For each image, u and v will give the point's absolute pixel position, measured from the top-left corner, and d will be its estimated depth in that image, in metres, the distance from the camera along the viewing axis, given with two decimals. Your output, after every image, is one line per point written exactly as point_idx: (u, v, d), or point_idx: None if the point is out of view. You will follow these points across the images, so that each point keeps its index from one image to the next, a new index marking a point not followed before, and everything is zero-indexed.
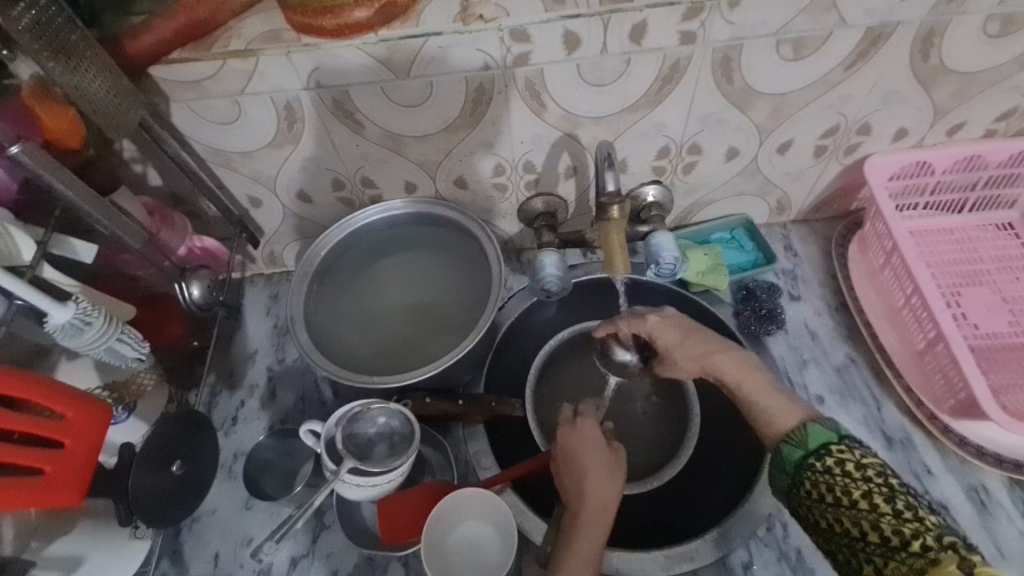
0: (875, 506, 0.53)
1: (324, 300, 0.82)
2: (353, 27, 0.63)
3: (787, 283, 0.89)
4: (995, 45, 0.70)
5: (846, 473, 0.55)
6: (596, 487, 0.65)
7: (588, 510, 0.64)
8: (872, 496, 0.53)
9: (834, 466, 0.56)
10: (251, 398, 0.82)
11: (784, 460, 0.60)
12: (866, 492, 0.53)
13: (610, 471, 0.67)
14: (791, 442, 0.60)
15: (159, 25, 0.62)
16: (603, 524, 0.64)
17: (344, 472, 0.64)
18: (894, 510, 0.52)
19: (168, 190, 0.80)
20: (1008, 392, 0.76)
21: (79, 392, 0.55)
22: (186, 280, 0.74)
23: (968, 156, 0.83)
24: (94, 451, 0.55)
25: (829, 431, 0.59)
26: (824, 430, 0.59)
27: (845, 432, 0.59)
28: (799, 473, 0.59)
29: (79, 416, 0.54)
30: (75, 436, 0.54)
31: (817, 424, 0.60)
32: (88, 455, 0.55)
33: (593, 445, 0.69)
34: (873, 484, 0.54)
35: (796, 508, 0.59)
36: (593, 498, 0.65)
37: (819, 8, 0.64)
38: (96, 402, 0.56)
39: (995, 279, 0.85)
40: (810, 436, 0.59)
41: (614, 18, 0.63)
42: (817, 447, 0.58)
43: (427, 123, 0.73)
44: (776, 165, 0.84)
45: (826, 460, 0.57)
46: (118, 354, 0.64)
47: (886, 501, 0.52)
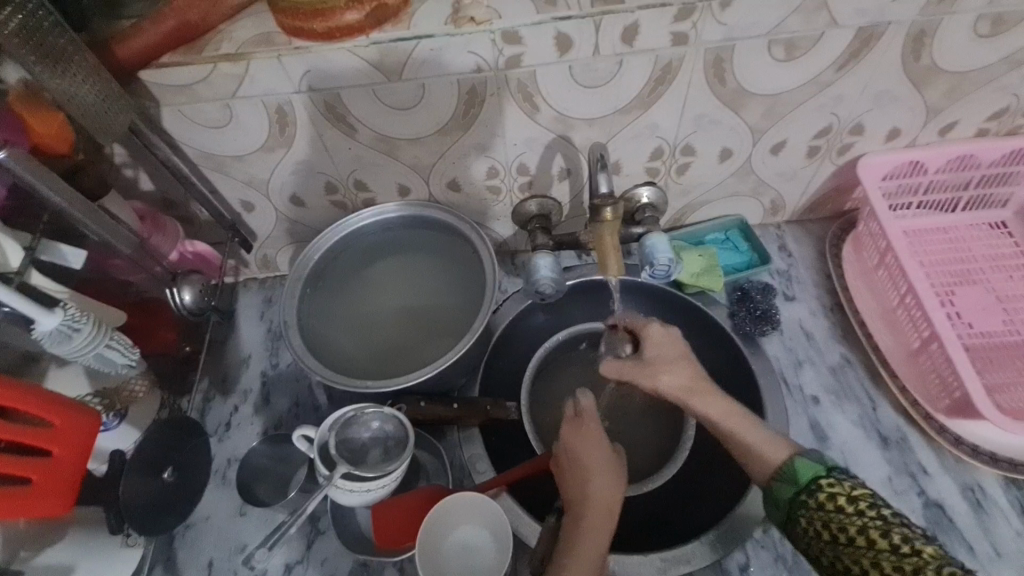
0: (871, 541, 0.52)
1: (318, 304, 0.82)
2: (344, 30, 0.63)
3: (782, 283, 0.89)
4: (985, 44, 0.70)
5: (839, 508, 0.55)
6: (601, 491, 0.66)
7: (594, 512, 0.64)
8: (868, 532, 0.53)
9: (827, 502, 0.56)
10: (245, 404, 0.82)
11: (777, 498, 0.60)
12: (862, 527, 0.53)
13: (614, 471, 0.68)
14: (781, 480, 0.60)
15: (149, 28, 0.62)
16: (609, 524, 0.64)
17: (337, 477, 0.64)
18: (891, 544, 0.51)
19: (160, 195, 0.80)
20: (1002, 391, 0.76)
21: (67, 400, 0.55)
22: (177, 285, 0.74)
23: (961, 155, 0.83)
24: (82, 460, 0.55)
25: (814, 464, 0.59)
26: (811, 464, 0.60)
27: (832, 464, 0.59)
28: (794, 511, 0.59)
29: (68, 425, 0.54)
30: (64, 445, 0.53)
31: (805, 458, 0.61)
32: (76, 463, 0.54)
33: (598, 447, 0.70)
34: (867, 518, 0.53)
35: (796, 547, 0.58)
36: (597, 500, 0.65)
37: (810, 9, 0.64)
38: (85, 412, 0.55)
39: (988, 277, 0.85)
40: (799, 471, 0.60)
41: (606, 20, 0.63)
42: (808, 482, 0.58)
43: (420, 126, 0.73)
44: (770, 165, 0.84)
45: (817, 495, 0.57)
46: (109, 360, 0.63)
47: (882, 536, 0.52)
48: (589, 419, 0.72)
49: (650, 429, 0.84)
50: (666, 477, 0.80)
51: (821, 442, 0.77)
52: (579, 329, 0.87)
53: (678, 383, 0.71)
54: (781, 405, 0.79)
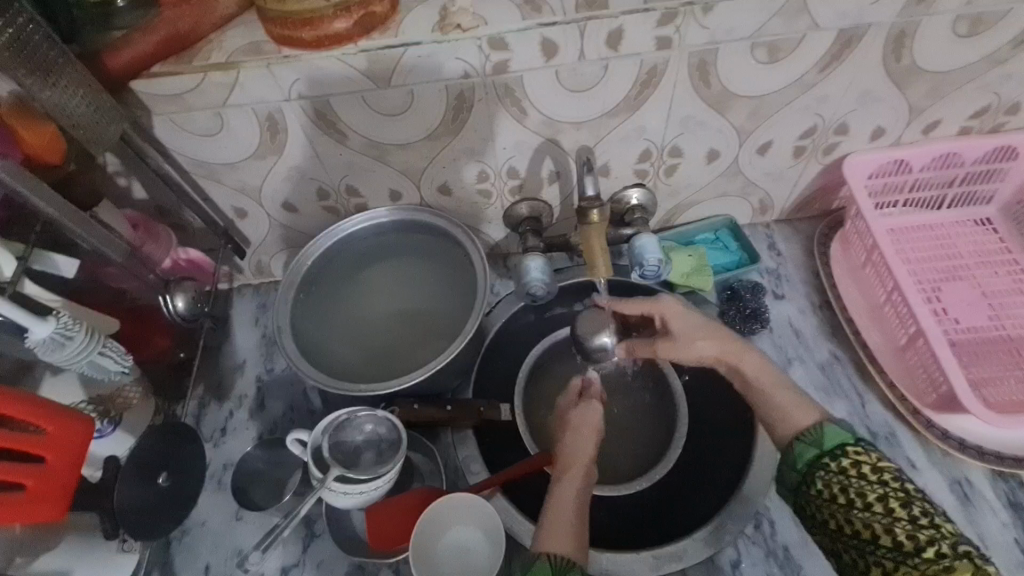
0: (890, 510, 0.56)
1: (311, 309, 0.82)
2: (333, 38, 0.64)
3: (771, 282, 0.90)
4: (964, 45, 0.71)
5: (862, 476, 0.58)
6: (568, 446, 0.73)
7: (563, 463, 0.71)
8: (887, 501, 0.56)
9: (849, 468, 0.59)
10: (240, 409, 0.82)
11: (796, 458, 0.63)
12: (882, 495, 0.56)
13: (592, 433, 0.74)
14: (806, 441, 0.63)
15: (140, 40, 0.64)
16: (580, 474, 0.69)
17: (330, 480, 0.64)
18: (910, 515, 0.55)
19: (153, 204, 0.80)
20: (988, 385, 0.77)
21: (61, 407, 0.56)
22: (170, 292, 0.76)
23: (945, 153, 0.85)
24: (76, 467, 0.55)
25: (844, 432, 0.62)
26: (840, 431, 0.62)
27: (858, 435, 0.62)
28: (811, 472, 0.61)
29: (62, 431, 0.55)
30: (57, 450, 0.54)
31: (832, 424, 0.63)
32: (70, 471, 0.55)
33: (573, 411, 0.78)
34: (890, 488, 0.57)
35: (803, 504, 0.61)
36: (572, 462, 0.71)
37: (791, 12, 0.66)
38: (76, 415, 0.56)
39: (973, 273, 0.86)
40: (826, 437, 0.62)
41: (591, 25, 0.64)
42: (832, 448, 0.61)
43: (410, 131, 0.74)
44: (757, 165, 0.85)
45: (841, 461, 0.60)
46: (102, 367, 0.65)
47: (902, 506, 0.55)
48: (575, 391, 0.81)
49: (642, 428, 0.85)
50: (659, 475, 0.80)
51: None
52: (551, 339, 0.87)
53: (713, 348, 0.74)
54: None
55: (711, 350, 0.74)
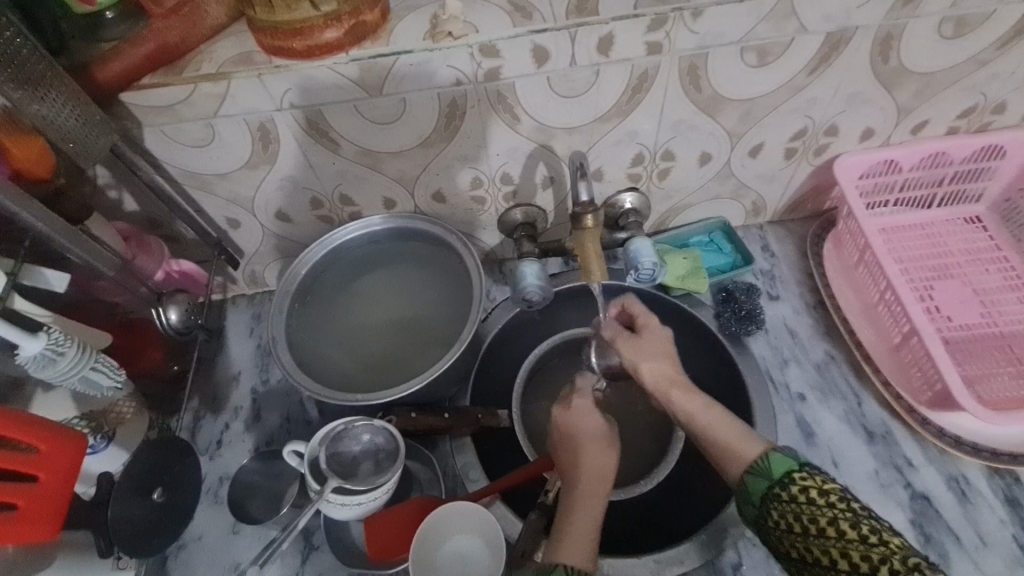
0: (842, 532, 0.52)
1: (307, 319, 0.82)
2: (324, 47, 0.64)
3: (766, 283, 0.91)
4: (950, 46, 0.72)
5: (810, 501, 0.55)
6: (592, 462, 0.68)
7: (585, 478, 0.67)
8: (838, 523, 0.53)
9: (799, 495, 0.56)
10: (236, 421, 0.81)
11: (750, 492, 0.59)
12: (833, 519, 0.53)
13: (610, 446, 0.70)
14: (755, 473, 0.59)
15: (130, 51, 0.63)
16: (601, 492, 0.66)
17: (329, 491, 0.63)
18: (860, 535, 0.51)
19: (145, 215, 0.80)
20: (983, 382, 0.78)
21: (52, 425, 0.55)
22: (163, 304, 0.74)
23: (935, 153, 0.85)
24: (69, 484, 0.54)
25: (789, 458, 0.58)
26: (786, 457, 0.58)
27: (805, 459, 0.58)
28: (766, 504, 0.58)
29: (54, 450, 0.54)
30: (50, 468, 0.53)
31: (778, 451, 0.60)
32: (62, 490, 0.54)
33: (591, 420, 0.72)
34: (838, 510, 0.53)
35: (766, 538, 0.58)
36: (590, 470, 0.68)
37: (778, 16, 0.66)
38: (71, 436, 0.55)
39: (965, 271, 0.87)
40: (773, 465, 0.58)
41: (581, 31, 0.64)
42: (781, 476, 0.58)
43: (403, 138, 0.73)
44: (748, 167, 0.86)
45: (790, 488, 0.56)
46: (93, 384, 0.64)
47: (852, 528, 0.52)
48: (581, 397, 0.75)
49: (638, 432, 0.85)
50: (658, 479, 0.81)
51: (809, 439, 0.78)
52: (553, 341, 0.88)
53: (659, 375, 0.71)
54: (768, 404, 0.80)
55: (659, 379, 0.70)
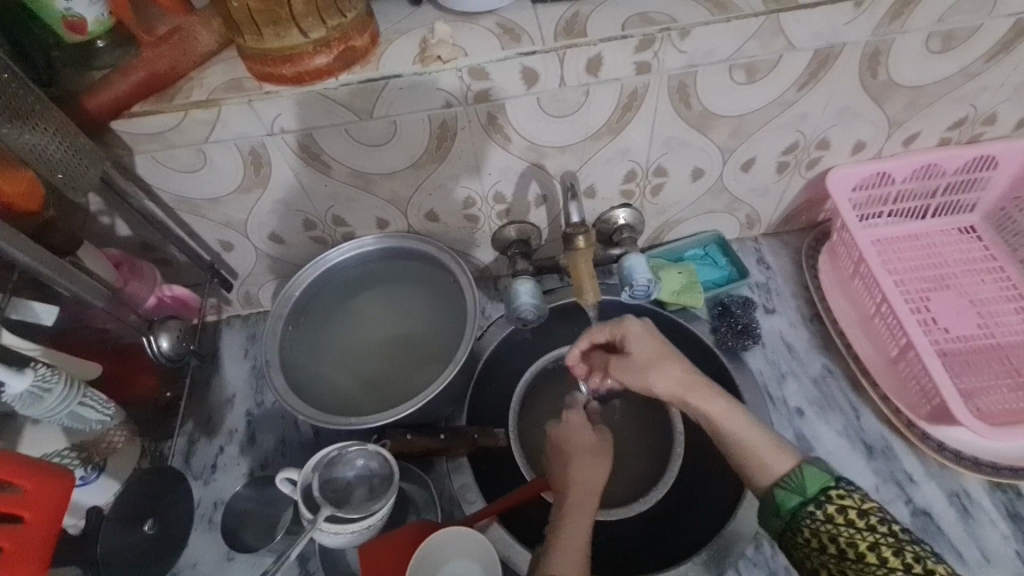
0: (882, 558, 0.54)
1: (301, 340, 0.82)
2: (314, 73, 0.64)
3: (762, 296, 0.90)
4: (938, 60, 0.72)
5: (849, 523, 0.56)
6: (580, 471, 0.69)
7: (573, 487, 0.68)
8: (879, 549, 0.55)
9: (836, 515, 0.57)
10: (230, 444, 0.81)
11: (780, 506, 0.60)
12: (873, 544, 0.55)
13: (597, 455, 0.71)
14: (788, 488, 0.60)
15: (120, 80, 0.63)
16: (588, 500, 0.67)
17: (321, 520, 0.63)
18: (903, 562, 0.54)
19: (138, 240, 0.80)
20: (981, 395, 0.78)
21: (42, 464, 0.55)
22: (154, 332, 0.75)
23: (926, 164, 0.85)
24: (55, 521, 0.54)
25: (824, 474, 0.60)
26: (820, 473, 0.60)
27: (838, 474, 0.60)
28: (796, 521, 0.59)
29: (40, 488, 0.54)
30: (35, 509, 0.53)
31: (811, 464, 0.61)
32: (49, 527, 0.54)
33: (581, 431, 0.74)
34: (879, 534, 0.55)
35: (791, 551, 0.60)
36: (579, 481, 0.68)
37: (766, 34, 0.66)
38: (58, 471, 0.56)
39: (961, 282, 0.87)
40: (808, 482, 0.59)
41: (570, 53, 0.65)
42: (816, 493, 0.59)
43: (394, 160, 0.73)
44: (741, 181, 0.86)
45: (827, 508, 0.58)
46: (83, 417, 0.65)
47: (895, 555, 0.54)
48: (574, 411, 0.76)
49: (635, 450, 0.85)
50: (653, 500, 0.80)
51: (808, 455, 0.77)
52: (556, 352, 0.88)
53: (670, 383, 0.67)
54: (766, 420, 0.79)
55: (671, 384, 0.68)
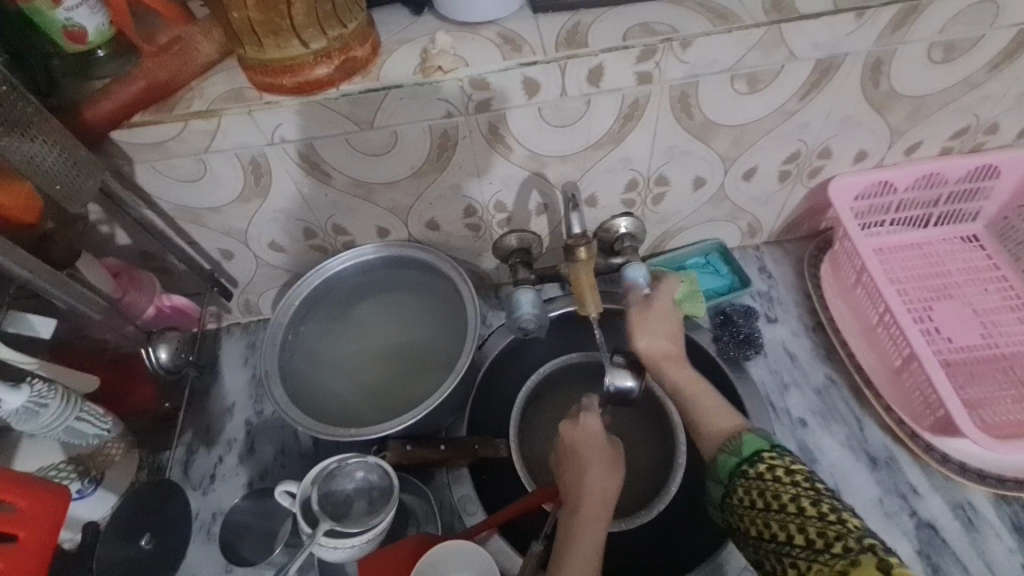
0: (800, 509, 0.53)
1: (301, 350, 0.82)
2: (315, 84, 0.64)
3: (764, 305, 0.90)
4: (940, 70, 0.72)
5: (775, 478, 0.57)
6: (596, 484, 0.69)
7: (589, 499, 0.67)
8: (798, 500, 0.54)
9: (764, 472, 0.58)
10: (229, 454, 0.80)
11: (721, 469, 0.62)
12: (793, 495, 0.54)
13: (611, 467, 0.71)
14: (726, 451, 0.63)
15: (120, 90, 0.63)
16: (603, 514, 0.67)
17: (320, 535, 0.62)
18: (819, 512, 0.52)
19: (137, 249, 0.79)
20: (986, 406, 0.77)
21: (33, 481, 0.54)
22: (152, 344, 0.75)
23: (928, 173, 0.85)
24: (51, 541, 0.54)
25: (761, 440, 0.61)
26: (757, 439, 0.62)
27: (778, 442, 0.61)
28: (733, 482, 0.60)
29: (35, 506, 0.53)
30: (30, 527, 0.53)
31: (752, 433, 0.63)
32: (44, 546, 0.53)
33: (597, 440, 0.73)
34: (800, 488, 0.55)
35: (730, 516, 0.59)
36: (593, 493, 0.68)
37: (768, 45, 0.66)
38: (52, 488, 0.55)
39: (964, 291, 0.87)
40: (743, 445, 0.62)
41: (571, 63, 0.64)
42: (750, 455, 0.60)
43: (394, 169, 0.73)
44: (743, 191, 0.85)
45: (758, 466, 0.59)
46: (79, 432, 0.65)
47: (811, 504, 0.53)
48: (590, 416, 0.75)
49: (637, 460, 0.84)
50: (654, 514, 0.79)
51: (811, 466, 0.76)
52: (557, 362, 0.88)
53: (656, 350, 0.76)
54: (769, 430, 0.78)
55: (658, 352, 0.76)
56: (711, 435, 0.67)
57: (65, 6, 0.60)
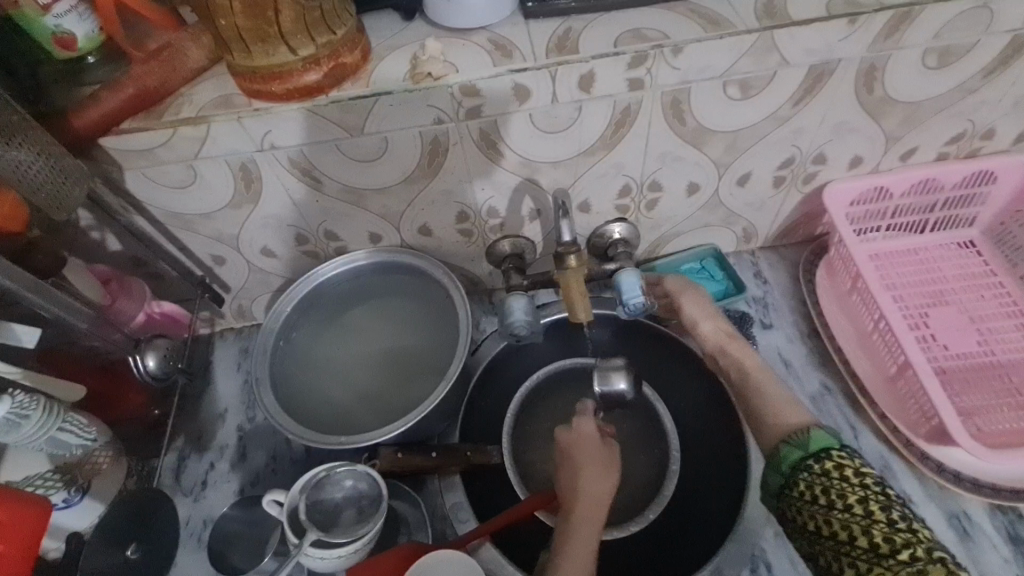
0: (870, 512, 0.53)
1: (292, 356, 0.81)
2: (304, 90, 0.63)
3: (758, 311, 0.89)
4: (934, 76, 0.72)
5: (843, 478, 0.55)
6: (592, 485, 0.69)
7: (586, 500, 0.68)
8: (868, 503, 0.53)
9: (833, 470, 0.56)
10: (221, 460, 0.80)
11: (782, 461, 0.60)
12: (862, 498, 0.53)
13: (605, 469, 0.71)
14: (792, 443, 0.60)
15: (108, 97, 0.63)
16: (598, 515, 0.67)
17: (307, 544, 0.62)
18: (888, 518, 0.52)
19: (128, 255, 0.79)
20: (981, 414, 0.76)
21: (15, 496, 0.55)
22: (141, 351, 0.74)
23: (924, 179, 0.85)
24: (28, 553, 0.53)
25: (831, 437, 0.59)
26: (826, 436, 0.59)
27: (846, 442, 0.59)
28: (794, 475, 0.58)
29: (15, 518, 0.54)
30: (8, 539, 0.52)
31: (821, 430, 0.60)
32: (20, 558, 0.53)
33: (590, 443, 0.74)
34: (871, 491, 0.54)
35: (784, 508, 0.58)
36: (589, 494, 0.68)
37: (760, 51, 0.66)
38: (32, 502, 0.55)
39: (960, 297, 0.86)
40: (811, 440, 0.59)
41: (562, 70, 0.64)
42: (817, 451, 0.58)
43: (386, 176, 0.73)
44: (737, 196, 0.85)
45: (825, 463, 0.57)
46: (63, 443, 0.66)
47: (882, 510, 0.53)
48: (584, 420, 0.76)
49: (631, 465, 0.84)
50: (646, 521, 0.79)
51: None
52: (555, 366, 0.88)
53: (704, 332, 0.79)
54: None
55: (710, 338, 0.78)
56: (773, 425, 0.64)
57: (53, 13, 0.60)
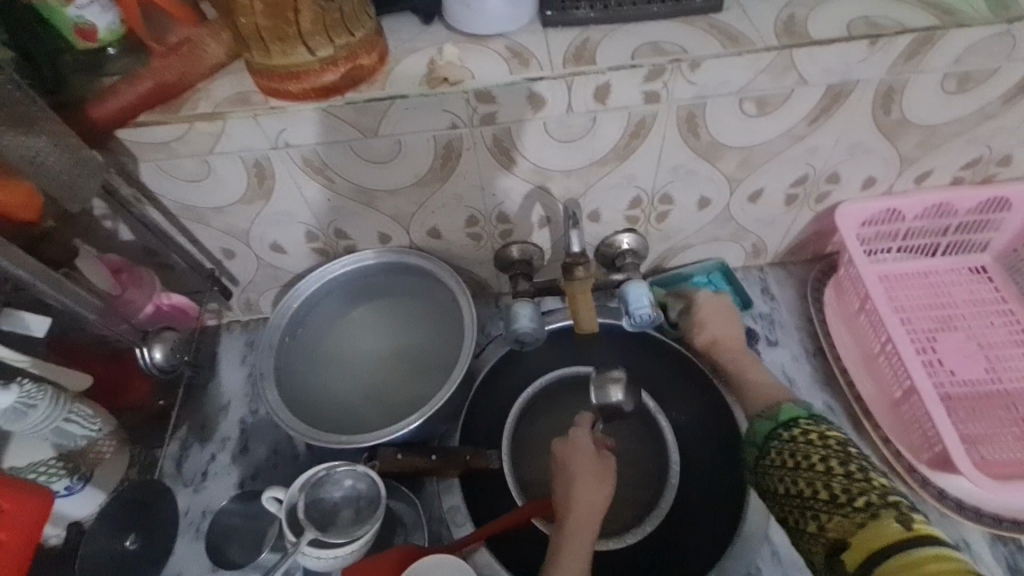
0: (828, 467, 0.58)
1: (297, 353, 0.82)
2: (320, 90, 0.64)
3: (764, 327, 0.89)
4: (952, 101, 0.71)
5: (808, 442, 0.61)
6: (583, 496, 0.69)
7: (577, 510, 0.68)
8: (828, 461, 0.58)
9: (799, 437, 0.63)
10: (222, 452, 0.80)
11: (757, 434, 0.68)
12: (823, 456, 0.59)
13: (598, 479, 0.71)
14: (764, 418, 0.68)
15: (127, 90, 0.63)
16: (590, 526, 0.68)
17: (304, 544, 0.62)
18: (846, 471, 0.57)
19: (140, 245, 0.80)
20: (987, 443, 0.76)
21: (21, 485, 0.57)
22: (147, 342, 0.75)
23: (938, 204, 0.84)
24: (31, 540, 0.56)
25: (799, 409, 0.67)
26: (796, 409, 0.67)
27: (815, 413, 0.66)
28: (768, 445, 0.65)
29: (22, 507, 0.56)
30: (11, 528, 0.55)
31: (791, 404, 0.68)
32: (23, 543, 0.56)
33: (585, 453, 0.74)
34: (830, 450, 0.59)
35: (762, 479, 0.64)
36: (581, 506, 0.69)
37: (779, 69, 0.65)
38: (36, 492, 0.58)
39: (969, 324, 0.85)
40: (782, 411, 0.67)
41: (578, 80, 0.64)
42: (787, 421, 0.66)
43: (397, 178, 0.73)
44: (749, 212, 0.85)
45: (792, 431, 0.64)
46: (68, 433, 0.67)
47: (840, 464, 0.58)
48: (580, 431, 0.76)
49: (629, 475, 0.83)
50: (644, 533, 0.78)
51: None
52: (558, 372, 0.88)
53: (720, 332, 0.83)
54: None
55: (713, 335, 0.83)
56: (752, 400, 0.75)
57: (77, 4, 0.61)
